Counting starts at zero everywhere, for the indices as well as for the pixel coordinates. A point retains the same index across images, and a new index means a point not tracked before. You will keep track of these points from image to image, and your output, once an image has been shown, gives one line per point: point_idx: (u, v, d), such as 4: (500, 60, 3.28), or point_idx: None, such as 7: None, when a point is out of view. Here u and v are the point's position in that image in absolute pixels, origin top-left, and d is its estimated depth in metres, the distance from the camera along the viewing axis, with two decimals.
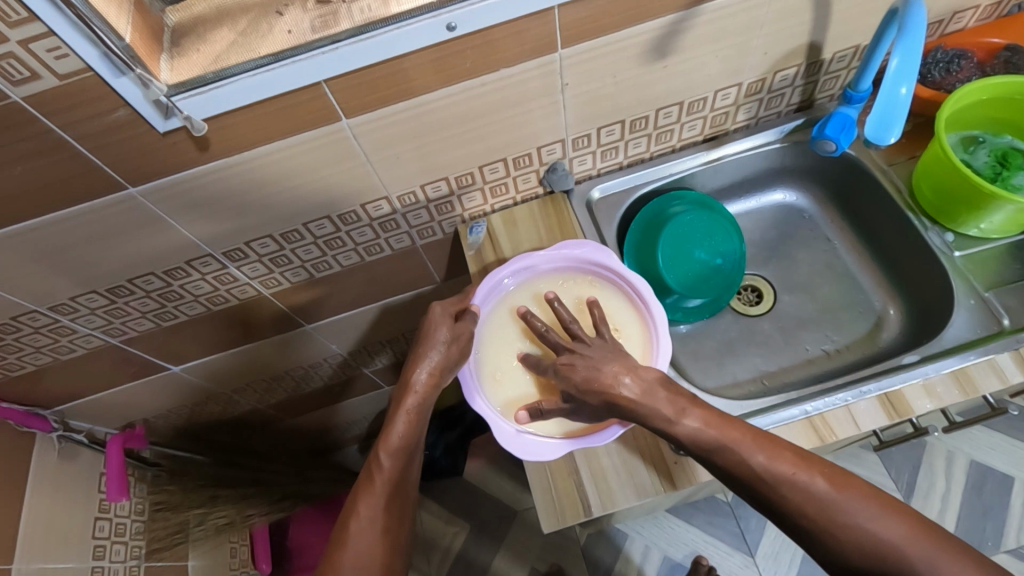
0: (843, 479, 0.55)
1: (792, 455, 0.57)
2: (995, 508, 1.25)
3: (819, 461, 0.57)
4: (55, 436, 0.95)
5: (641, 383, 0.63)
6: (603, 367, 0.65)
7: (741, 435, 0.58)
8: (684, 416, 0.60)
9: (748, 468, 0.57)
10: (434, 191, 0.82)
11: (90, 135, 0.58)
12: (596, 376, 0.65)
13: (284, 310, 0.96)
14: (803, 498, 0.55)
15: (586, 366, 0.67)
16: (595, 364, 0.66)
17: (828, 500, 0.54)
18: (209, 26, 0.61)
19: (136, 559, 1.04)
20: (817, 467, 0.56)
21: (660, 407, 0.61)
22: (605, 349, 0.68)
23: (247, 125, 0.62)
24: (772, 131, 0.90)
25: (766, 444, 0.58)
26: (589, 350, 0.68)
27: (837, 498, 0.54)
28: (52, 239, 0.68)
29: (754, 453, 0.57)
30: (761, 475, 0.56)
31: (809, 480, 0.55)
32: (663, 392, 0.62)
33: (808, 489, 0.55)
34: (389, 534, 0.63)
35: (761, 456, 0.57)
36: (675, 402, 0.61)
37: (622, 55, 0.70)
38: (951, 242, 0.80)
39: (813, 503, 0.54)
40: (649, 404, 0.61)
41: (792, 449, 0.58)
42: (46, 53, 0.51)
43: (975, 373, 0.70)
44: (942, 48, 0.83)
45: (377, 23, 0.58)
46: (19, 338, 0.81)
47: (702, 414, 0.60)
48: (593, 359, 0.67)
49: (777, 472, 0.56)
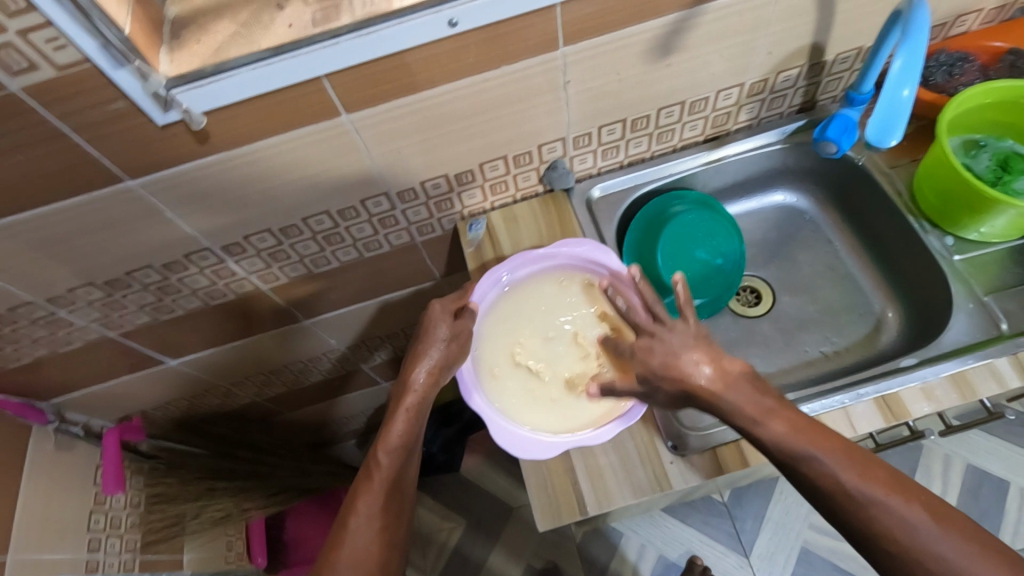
0: (940, 511, 0.52)
1: (887, 478, 0.53)
2: (991, 512, 1.25)
3: (918, 490, 0.53)
4: (52, 428, 0.96)
5: (722, 375, 0.60)
6: (682, 353, 0.62)
7: (830, 447, 0.55)
8: (770, 417, 0.58)
9: (835, 483, 0.54)
10: (434, 187, 0.81)
11: (89, 126, 0.58)
12: (675, 362, 0.62)
13: (283, 304, 0.96)
14: (894, 523, 0.51)
15: (665, 351, 0.63)
16: (674, 349, 0.63)
17: (919, 528, 0.51)
18: (210, 17, 0.60)
19: (131, 553, 1.03)
20: (915, 495, 0.52)
21: (745, 406, 0.59)
22: (687, 334, 0.63)
23: (247, 118, 0.62)
24: (774, 132, 0.89)
25: (860, 462, 0.54)
26: (668, 334, 0.64)
27: (930, 529, 0.51)
28: (49, 230, 0.68)
29: (845, 469, 0.54)
30: (838, 487, 0.53)
31: (903, 507, 0.52)
32: (747, 386, 0.60)
33: (900, 515, 0.51)
34: (387, 531, 0.63)
35: (852, 474, 0.53)
36: (760, 401, 0.59)
37: (625, 53, 0.69)
38: (951, 246, 0.80)
39: (905, 531, 0.51)
40: (729, 398, 0.59)
41: (886, 470, 0.54)
42: (45, 43, 0.50)
43: (973, 376, 0.70)
44: (945, 51, 0.82)
45: (378, 18, 0.58)
46: (16, 329, 0.81)
47: (788, 418, 0.58)
48: (672, 343, 0.63)
49: (869, 492, 0.52)
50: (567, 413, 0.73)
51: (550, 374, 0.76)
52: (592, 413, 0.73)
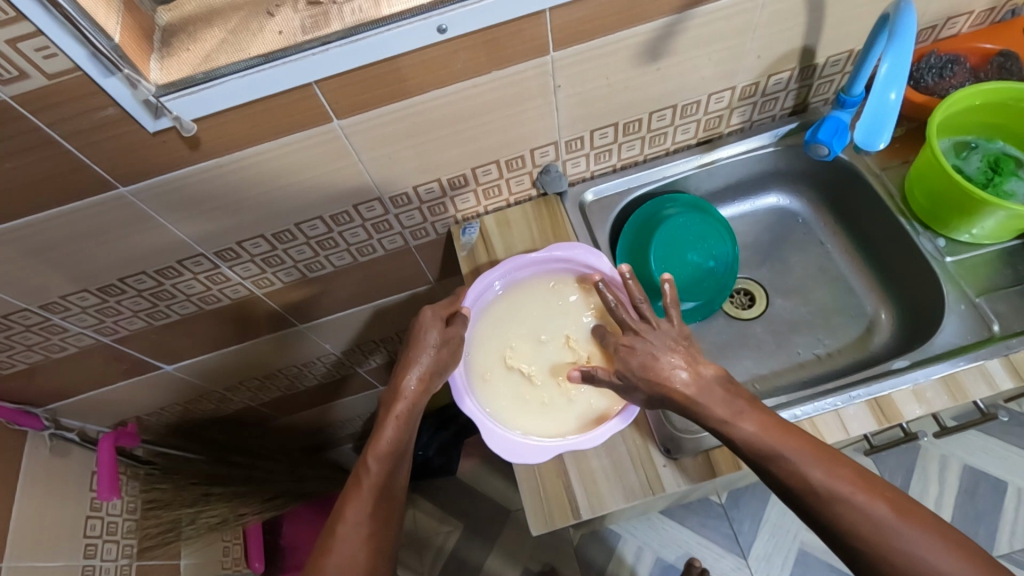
0: (905, 506, 0.53)
1: (853, 474, 0.55)
2: (988, 512, 1.25)
3: (883, 486, 0.55)
4: (47, 434, 0.95)
5: (698, 379, 0.61)
6: (661, 355, 0.63)
7: (798, 445, 0.56)
8: (741, 418, 0.59)
9: (803, 481, 0.55)
10: (426, 192, 0.81)
11: (80, 133, 0.58)
12: (653, 364, 0.63)
13: (278, 308, 0.96)
14: (864, 521, 0.53)
15: (645, 351, 0.64)
16: (654, 351, 0.64)
17: (885, 523, 0.52)
18: (201, 25, 0.61)
19: (128, 558, 1.04)
20: (881, 491, 0.54)
21: (715, 409, 0.60)
22: (670, 335, 0.65)
23: (237, 124, 0.62)
24: (766, 134, 0.89)
25: (828, 460, 0.56)
26: (651, 334, 0.65)
27: (897, 526, 0.52)
28: (42, 237, 0.68)
29: (813, 467, 0.55)
30: (805, 484, 0.55)
31: (869, 504, 0.53)
32: (720, 391, 0.61)
33: (866, 512, 0.53)
34: (375, 538, 0.63)
35: (820, 472, 0.55)
36: (731, 404, 0.60)
37: (616, 58, 0.69)
38: (942, 248, 0.80)
39: (871, 526, 0.52)
40: (704, 404, 0.60)
41: (854, 466, 0.55)
42: (35, 52, 0.50)
43: (965, 379, 0.70)
44: (935, 53, 0.82)
45: (367, 25, 0.58)
46: (11, 335, 0.81)
47: (757, 418, 0.59)
48: (654, 345, 0.64)
49: (837, 489, 0.54)
50: (558, 417, 0.74)
51: (541, 378, 0.76)
52: (582, 417, 0.73)
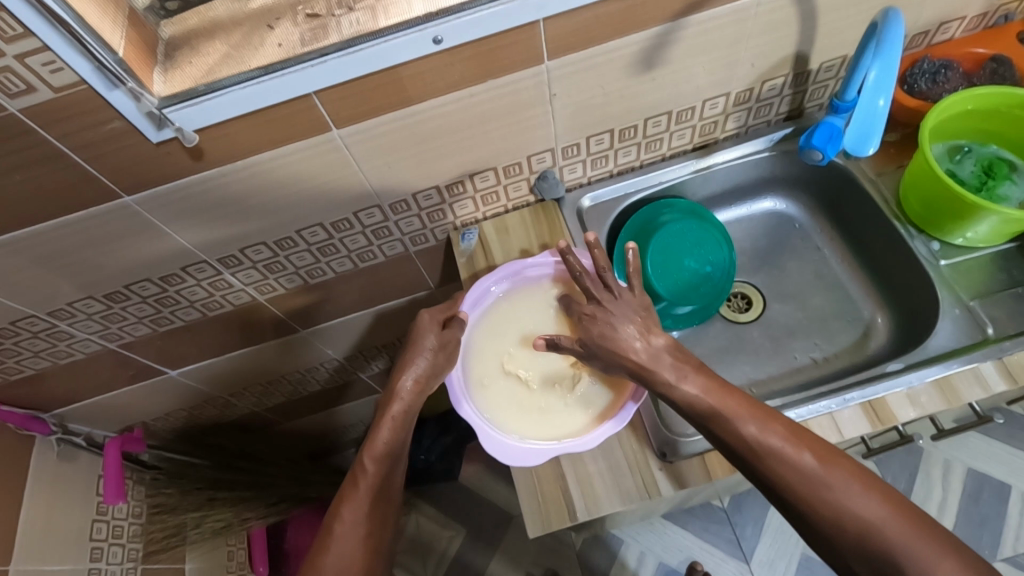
0: (833, 458, 0.56)
1: (786, 431, 0.58)
2: (991, 516, 1.25)
3: (815, 440, 0.58)
4: (54, 439, 0.97)
5: (650, 348, 0.64)
6: (621, 325, 0.65)
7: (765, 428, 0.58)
8: (685, 382, 0.62)
9: (743, 440, 0.58)
10: (426, 199, 0.83)
11: (86, 145, 0.60)
12: (614, 334, 0.65)
13: (280, 315, 0.98)
14: (790, 472, 0.56)
15: (606, 322, 0.66)
16: (614, 322, 0.66)
17: (813, 474, 0.55)
18: (203, 38, 0.62)
19: (132, 562, 1.05)
20: (820, 452, 0.57)
21: (663, 374, 0.62)
22: (631, 306, 0.67)
23: (238, 135, 0.64)
24: (761, 140, 0.90)
25: (763, 416, 0.59)
26: (614, 304, 0.67)
27: (821, 475, 0.55)
28: (48, 245, 0.70)
29: (748, 423, 0.59)
30: (747, 445, 0.58)
31: (797, 455, 0.56)
32: (669, 358, 0.63)
33: (794, 462, 0.56)
34: (371, 538, 0.64)
35: (753, 427, 0.58)
36: (679, 369, 0.62)
37: (609, 67, 0.71)
38: (936, 251, 0.81)
39: (798, 476, 0.56)
40: (655, 371, 0.63)
41: (786, 422, 0.59)
42: (42, 67, 0.52)
43: (959, 382, 0.71)
44: (928, 58, 0.83)
45: (366, 36, 0.59)
46: (18, 342, 0.83)
47: (701, 381, 0.62)
48: (615, 315, 0.66)
49: (768, 442, 0.57)
50: (556, 421, 0.74)
51: (538, 381, 0.77)
52: (581, 422, 0.74)
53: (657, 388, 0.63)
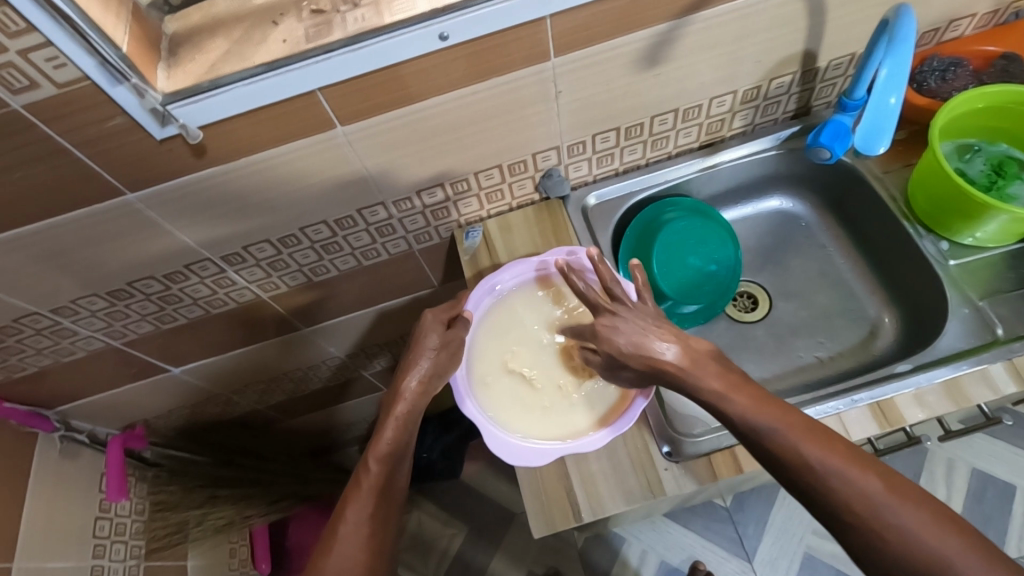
0: (897, 482, 0.52)
1: (845, 451, 0.54)
2: (996, 516, 1.25)
3: (877, 462, 0.54)
4: (57, 436, 0.97)
5: (689, 353, 0.61)
6: (647, 332, 0.63)
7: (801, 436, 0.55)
8: (733, 392, 0.59)
9: (799, 458, 0.54)
10: (430, 197, 0.82)
11: (89, 142, 0.59)
12: (642, 341, 0.63)
13: (283, 312, 0.97)
14: (852, 496, 0.52)
15: (630, 330, 0.64)
16: (639, 330, 0.64)
17: (877, 499, 0.51)
18: (206, 35, 0.62)
19: (135, 559, 1.05)
20: (855, 456, 0.53)
21: (709, 381, 0.59)
22: (645, 315, 0.65)
23: (242, 131, 0.63)
24: (767, 138, 0.90)
25: (819, 435, 0.55)
26: (628, 314, 0.65)
27: (886, 499, 0.51)
28: (51, 242, 0.69)
29: (804, 442, 0.54)
30: (799, 465, 0.54)
31: (861, 479, 0.52)
32: (713, 365, 0.61)
33: (858, 485, 0.52)
34: (374, 539, 0.63)
35: (812, 447, 0.54)
36: (726, 377, 0.60)
37: (616, 63, 0.70)
38: (945, 251, 0.80)
39: (861, 501, 0.51)
40: (696, 377, 0.60)
41: (843, 441, 0.55)
42: (45, 62, 0.52)
43: (967, 383, 0.70)
44: (938, 56, 0.82)
45: (371, 33, 0.59)
46: (21, 339, 0.83)
47: (750, 393, 0.59)
48: (635, 324, 0.64)
49: (827, 463, 0.53)
50: (558, 420, 0.74)
51: (542, 380, 0.77)
52: (583, 421, 0.74)
53: (704, 398, 0.60)
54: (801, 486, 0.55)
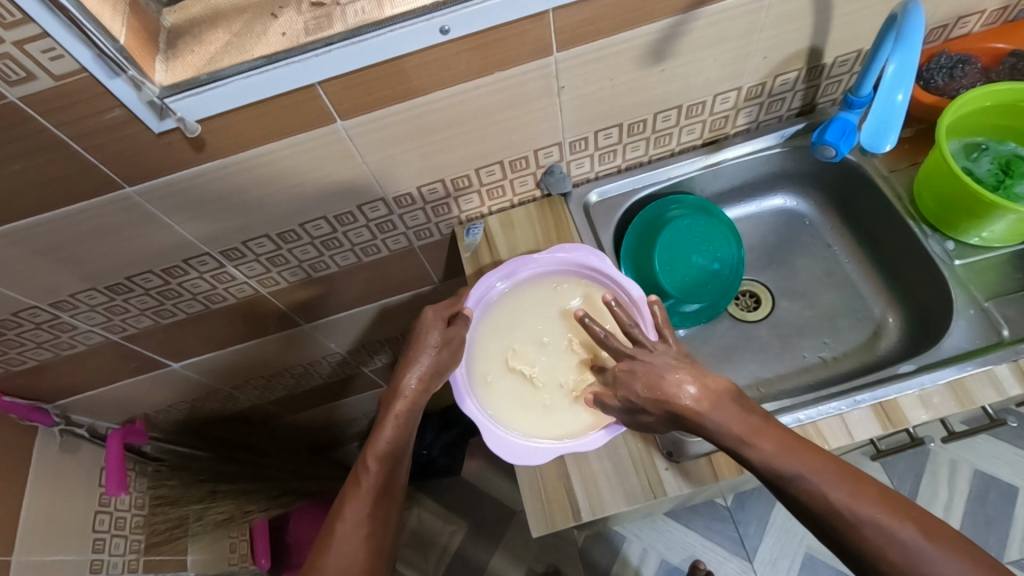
0: (934, 528, 0.51)
1: (877, 493, 0.53)
2: (998, 518, 1.24)
3: (909, 505, 0.52)
4: (56, 430, 0.97)
5: (707, 393, 0.60)
6: (667, 372, 0.62)
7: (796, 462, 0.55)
8: (758, 437, 0.57)
9: (827, 503, 0.53)
10: (430, 192, 0.82)
11: (87, 134, 0.59)
12: (659, 382, 0.62)
13: (283, 308, 0.97)
14: (885, 541, 0.51)
15: (648, 372, 0.64)
16: (659, 370, 0.63)
17: (913, 546, 0.50)
18: (205, 27, 0.61)
19: (135, 554, 1.05)
20: (845, 472, 0.54)
21: (732, 426, 0.58)
22: (667, 354, 0.65)
23: (242, 125, 0.63)
24: (772, 135, 0.89)
25: (850, 478, 0.54)
26: (649, 356, 0.65)
27: (922, 547, 0.50)
28: (48, 236, 0.69)
29: (836, 487, 0.53)
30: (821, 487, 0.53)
31: (896, 527, 0.51)
32: (734, 407, 0.59)
33: (891, 533, 0.51)
34: (373, 538, 0.63)
35: (844, 491, 0.53)
36: (749, 409, 0.59)
37: (620, 58, 0.69)
38: (951, 250, 0.79)
39: (896, 549, 0.50)
40: (716, 420, 0.59)
41: (876, 484, 0.54)
42: (42, 54, 0.51)
43: (972, 384, 0.69)
44: (946, 53, 0.81)
45: (371, 26, 0.58)
46: (20, 333, 0.82)
47: (774, 435, 0.57)
48: (655, 365, 0.64)
49: (859, 510, 0.52)
50: (558, 419, 0.74)
51: (542, 378, 0.76)
52: (583, 419, 0.73)
53: (727, 442, 0.59)
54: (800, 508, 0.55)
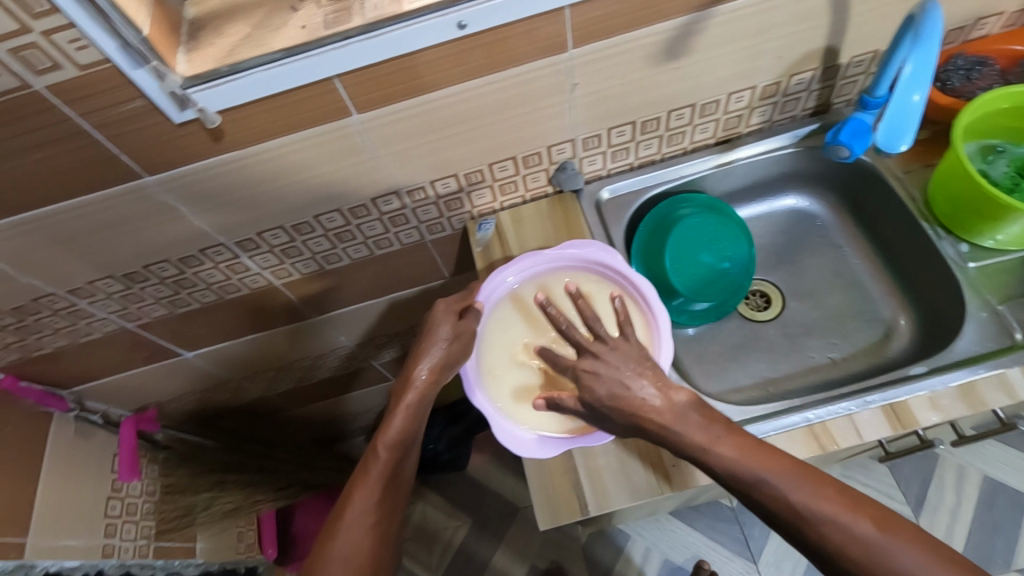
0: (888, 520, 0.52)
1: (833, 489, 0.54)
2: (1007, 525, 1.23)
3: (866, 500, 0.54)
4: (72, 415, 1.00)
5: (671, 405, 0.61)
6: (628, 380, 0.63)
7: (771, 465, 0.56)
8: (718, 444, 0.58)
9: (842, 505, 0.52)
10: (443, 187, 0.82)
11: (109, 124, 0.60)
12: (622, 392, 0.63)
13: (295, 300, 0.98)
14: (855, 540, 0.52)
15: (610, 378, 0.64)
16: (619, 376, 0.63)
17: (870, 542, 0.51)
18: (226, 19, 0.62)
19: (146, 539, 1.06)
20: (803, 472, 0.55)
21: (693, 434, 0.59)
22: (629, 355, 0.65)
23: (259, 117, 0.63)
24: (786, 135, 0.89)
25: (809, 478, 0.55)
26: (611, 355, 0.65)
27: (881, 541, 0.51)
28: (67, 224, 0.70)
29: (795, 488, 0.54)
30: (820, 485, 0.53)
31: (852, 522, 0.52)
32: (695, 416, 0.60)
33: (850, 529, 0.52)
34: (380, 526, 0.63)
35: (801, 492, 0.54)
36: None
37: (635, 55, 0.69)
38: (965, 253, 0.79)
39: (855, 545, 0.51)
40: (681, 430, 0.60)
41: (833, 482, 0.55)
42: (68, 44, 0.52)
43: (984, 388, 0.69)
44: (963, 55, 0.81)
45: (388, 21, 0.59)
46: (39, 319, 0.84)
47: (735, 441, 0.58)
48: (616, 369, 0.64)
49: (820, 508, 0.53)
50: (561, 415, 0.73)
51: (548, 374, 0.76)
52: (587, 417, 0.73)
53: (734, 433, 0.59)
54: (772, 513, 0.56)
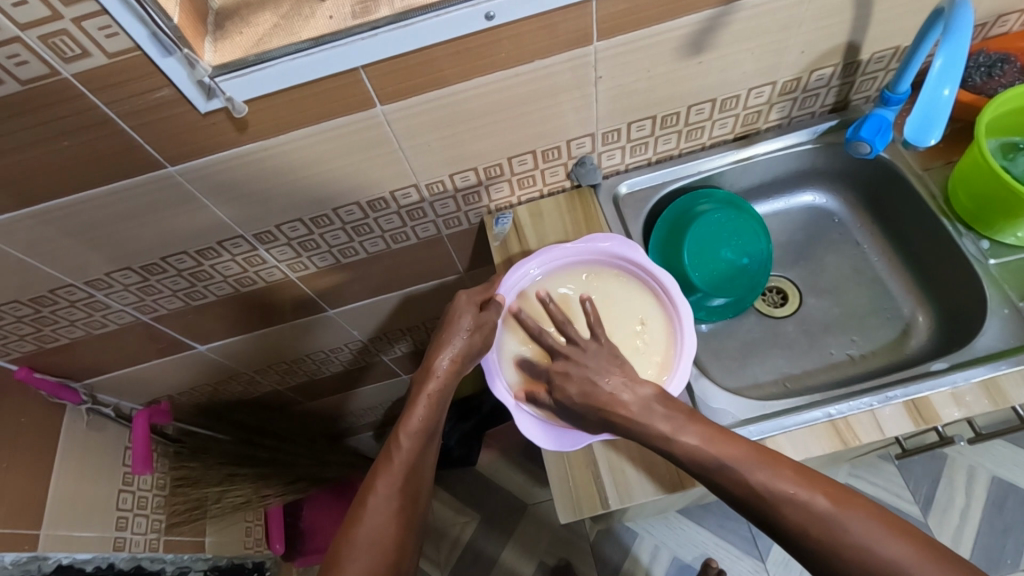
0: (846, 496, 0.52)
1: (792, 471, 0.54)
2: (1016, 526, 1.23)
3: (825, 480, 0.54)
4: (84, 408, 0.98)
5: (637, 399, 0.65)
6: (597, 379, 0.69)
7: (751, 454, 0.57)
8: (681, 432, 0.61)
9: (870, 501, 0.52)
10: (462, 180, 0.82)
11: (135, 114, 0.60)
12: (590, 388, 0.68)
13: (309, 293, 0.98)
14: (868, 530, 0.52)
15: (580, 377, 0.70)
16: (589, 377, 0.69)
17: (828, 517, 0.51)
18: (253, 9, 0.62)
19: (156, 533, 1.05)
20: (763, 454, 0.56)
21: (658, 425, 0.62)
22: (600, 354, 0.71)
23: (284, 108, 0.63)
24: (804, 131, 0.89)
25: (769, 461, 0.56)
26: (583, 357, 0.71)
27: (837, 515, 0.51)
28: (87, 214, 0.70)
29: (757, 470, 0.55)
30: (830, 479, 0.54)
31: (810, 498, 0.52)
32: (659, 409, 0.64)
33: (808, 505, 0.52)
34: (405, 513, 0.63)
35: (763, 473, 0.55)
36: None
37: (660, 49, 0.69)
38: (985, 250, 0.79)
39: (814, 521, 0.51)
40: (647, 422, 0.63)
41: (791, 464, 0.55)
42: (98, 31, 0.52)
43: (1006, 384, 0.69)
44: (985, 52, 0.81)
45: (417, 10, 0.59)
46: (55, 310, 0.84)
47: (699, 431, 0.60)
48: (585, 371, 0.70)
49: (778, 488, 0.53)
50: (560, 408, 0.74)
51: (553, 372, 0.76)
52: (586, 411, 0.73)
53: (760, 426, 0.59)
54: (759, 510, 0.55)
